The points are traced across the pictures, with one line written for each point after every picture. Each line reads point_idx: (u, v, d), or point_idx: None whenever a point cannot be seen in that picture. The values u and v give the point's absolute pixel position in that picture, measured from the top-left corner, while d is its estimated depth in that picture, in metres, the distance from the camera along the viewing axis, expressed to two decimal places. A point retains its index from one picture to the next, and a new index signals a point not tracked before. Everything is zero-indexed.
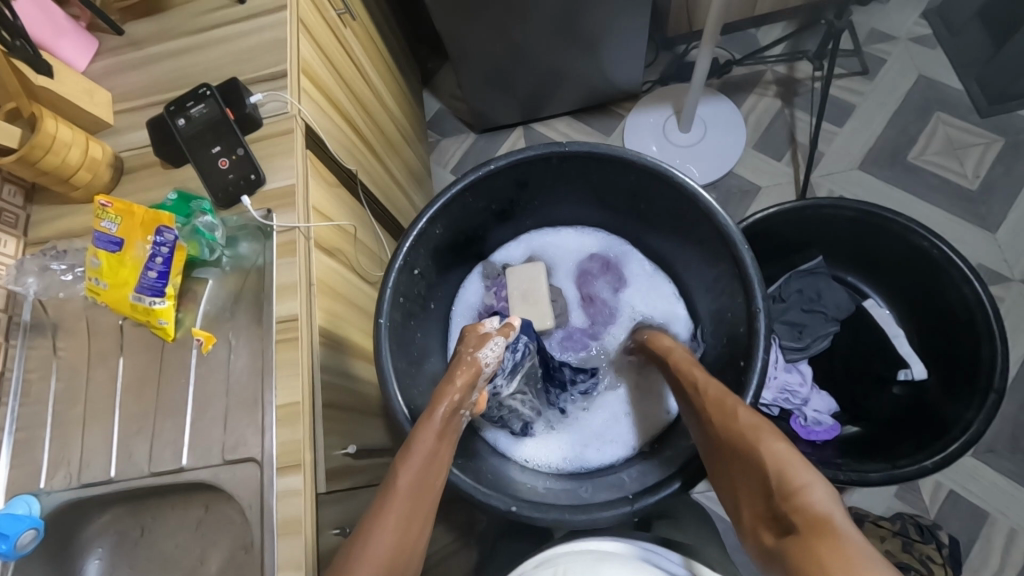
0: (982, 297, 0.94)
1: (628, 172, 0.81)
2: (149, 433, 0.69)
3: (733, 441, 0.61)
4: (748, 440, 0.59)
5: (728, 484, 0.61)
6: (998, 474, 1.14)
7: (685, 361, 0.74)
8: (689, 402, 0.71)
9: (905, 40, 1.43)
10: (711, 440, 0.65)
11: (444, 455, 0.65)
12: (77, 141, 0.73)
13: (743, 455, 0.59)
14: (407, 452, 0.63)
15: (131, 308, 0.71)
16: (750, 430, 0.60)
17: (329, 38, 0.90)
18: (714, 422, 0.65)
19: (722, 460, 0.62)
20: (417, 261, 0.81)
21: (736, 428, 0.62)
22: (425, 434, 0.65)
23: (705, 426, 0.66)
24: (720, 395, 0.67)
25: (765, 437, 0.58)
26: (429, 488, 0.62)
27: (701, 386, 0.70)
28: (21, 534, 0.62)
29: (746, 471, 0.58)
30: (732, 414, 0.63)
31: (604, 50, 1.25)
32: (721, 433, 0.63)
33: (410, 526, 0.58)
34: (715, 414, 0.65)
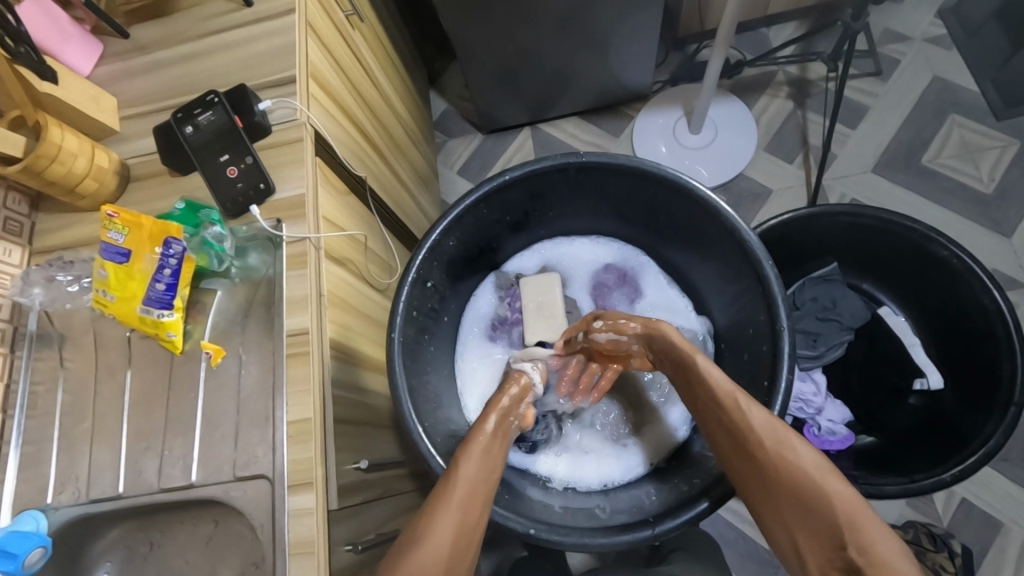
0: (1003, 308, 0.92)
1: (648, 185, 0.80)
2: (157, 450, 0.68)
3: (792, 483, 0.59)
4: (813, 488, 0.58)
5: (778, 519, 0.59)
6: (1014, 484, 1.12)
7: (699, 362, 0.69)
8: (715, 411, 0.67)
9: (920, 40, 1.40)
10: (754, 467, 0.62)
11: (490, 472, 0.64)
12: (82, 150, 0.72)
13: (806, 500, 0.58)
14: (463, 452, 0.65)
15: (138, 321, 0.70)
16: (811, 475, 0.58)
17: (338, 41, 0.88)
18: (761, 454, 0.62)
19: (773, 496, 0.60)
20: (430, 274, 0.79)
21: (791, 469, 0.59)
22: (476, 450, 0.66)
23: (745, 453, 0.63)
24: (759, 417, 0.64)
25: (830, 482, 0.57)
26: (482, 493, 0.62)
27: (736, 401, 0.65)
28: (29, 553, 0.61)
29: (811, 518, 0.57)
30: (791, 449, 0.60)
31: (616, 51, 1.23)
32: (771, 469, 0.60)
33: (463, 539, 0.58)
34: (762, 446, 0.62)
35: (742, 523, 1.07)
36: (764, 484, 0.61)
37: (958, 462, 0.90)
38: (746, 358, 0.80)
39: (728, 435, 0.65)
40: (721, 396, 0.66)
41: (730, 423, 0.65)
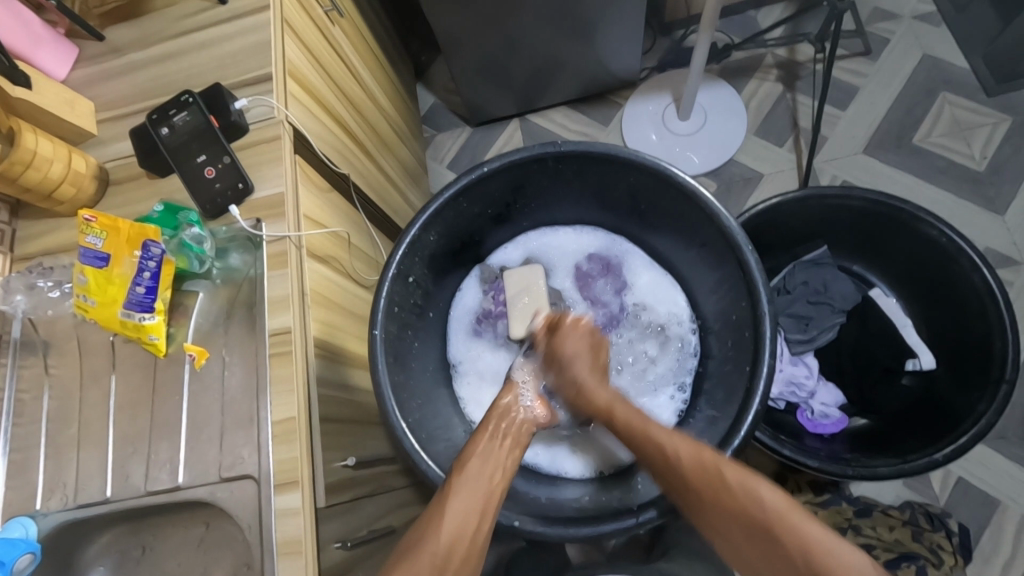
0: (992, 286, 0.92)
1: (627, 173, 0.79)
2: (144, 454, 0.68)
3: (738, 520, 0.57)
4: (756, 514, 0.56)
5: (737, 551, 0.58)
6: (1009, 462, 1.12)
7: (620, 416, 0.68)
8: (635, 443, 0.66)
9: (909, 17, 1.39)
10: (697, 505, 0.60)
11: (500, 472, 0.64)
12: (58, 156, 0.71)
13: (757, 528, 0.55)
14: (460, 469, 0.64)
15: (120, 325, 0.69)
16: (748, 501, 0.57)
17: (316, 36, 0.87)
18: (694, 486, 0.60)
19: (727, 532, 0.58)
20: (412, 269, 0.79)
21: (734, 499, 0.57)
22: (484, 453, 0.66)
23: (681, 487, 0.62)
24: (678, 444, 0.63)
25: (762, 495, 0.56)
26: (483, 503, 0.61)
27: (670, 453, 0.63)
28: (17, 559, 0.61)
29: (768, 549, 0.54)
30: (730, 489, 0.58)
31: (601, 38, 1.22)
32: (716, 508, 0.58)
33: (467, 532, 0.57)
34: (690, 478, 0.61)
35: None
36: (738, 541, 0.57)
37: (949, 442, 0.89)
38: (731, 343, 0.80)
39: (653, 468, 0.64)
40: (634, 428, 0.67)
41: (668, 467, 0.62)
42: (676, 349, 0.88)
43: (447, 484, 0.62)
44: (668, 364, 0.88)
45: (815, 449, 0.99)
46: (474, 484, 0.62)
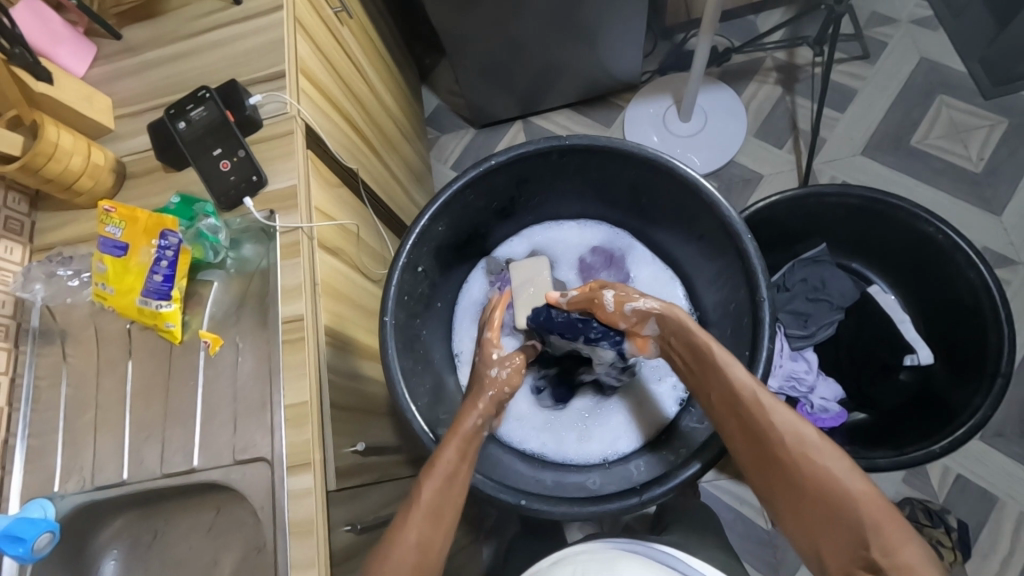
0: (987, 280, 0.94)
1: (629, 166, 0.81)
2: (159, 438, 0.70)
3: (808, 477, 0.58)
4: (842, 497, 0.56)
5: (792, 508, 0.60)
6: (1007, 458, 1.13)
7: (717, 351, 0.67)
8: (728, 400, 0.65)
9: (906, 22, 1.41)
10: (774, 472, 0.61)
11: (465, 475, 0.65)
12: (78, 149, 0.73)
13: (833, 505, 0.57)
14: (430, 467, 0.64)
15: (138, 313, 0.71)
16: (837, 484, 0.57)
17: (326, 36, 0.90)
18: (779, 450, 0.61)
19: (795, 500, 0.59)
20: (420, 259, 0.81)
21: (824, 477, 0.58)
22: (444, 472, 0.63)
23: (761, 453, 0.62)
24: (783, 410, 0.62)
25: (850, 480, 0.57)
26: (451, 515, 0.62)
27: (747, 390, 0.64)
28: (37, 537, 0.63)
29: (834, 522, 0.57)
30: (807, 448, 0.59)
31: (603, 41, 1.24)
32: (797, 481, 0.59)
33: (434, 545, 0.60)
34: (782, 440, 0.61)
35: (740, 505, 1.14)
36: (795, 497, 0.59)
37: (947, 434, 0.91)
38: (730, 334, 0.82)
39: (741, 427, 0.64)
40: (738, 385, 0.65)
41: (740, 411, 0.64)
42: None
43: (418, 485, 0.63)
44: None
45: None
46: (448, 495, 0.62)
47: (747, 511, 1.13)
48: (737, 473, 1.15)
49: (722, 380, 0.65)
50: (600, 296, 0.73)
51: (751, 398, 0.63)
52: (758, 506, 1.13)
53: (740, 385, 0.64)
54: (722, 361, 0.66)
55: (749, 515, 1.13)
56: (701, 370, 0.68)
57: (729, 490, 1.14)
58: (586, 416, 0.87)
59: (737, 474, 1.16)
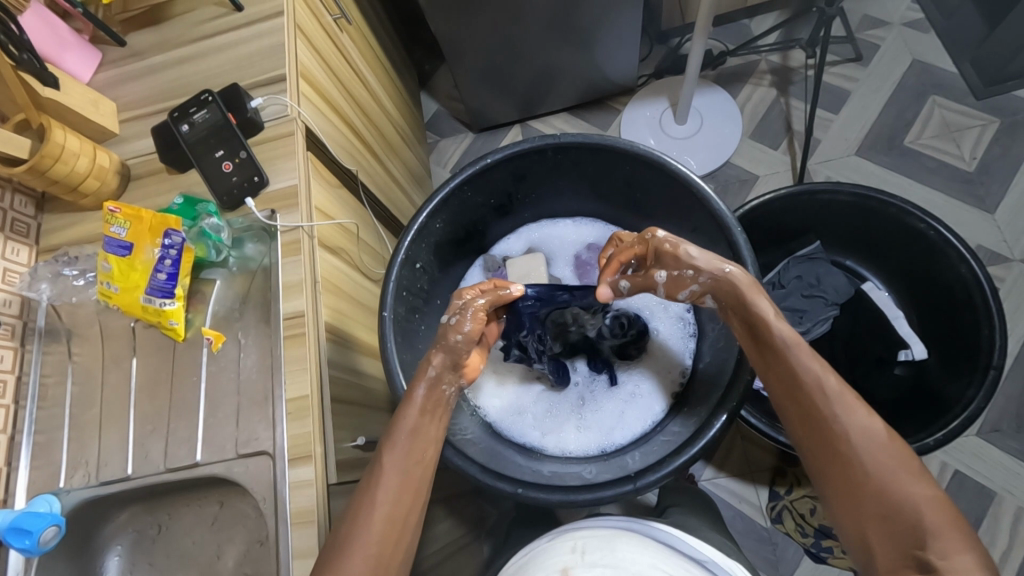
0: (979, 275, 0.95)
1: (622, 163, 0.83)
2: (163, 432, 0.71)
3: (868, 471, 0.60)
4: (901, 493, 0.58)
5: (847, 497, 0.61)
6: (1005, 454, 1.13)
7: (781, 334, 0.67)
8: (787, 385, 0.66)
9: (898, 24, 1.43)
10: (834, 460, 0.62)
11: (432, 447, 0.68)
12: (84, 151, 0.75)
13: (891, 502, 0.58)
14: (392, 431, 0.67)
15: (142, 310, 0.73)
16: (898, 480, 0.59)
17: (326, 41, 0.92)
18: (841, 441, 0.62)
19: (851, 491, 0.60)
20: (419, 255, 0.83)
21: (885, 475, 0.59)
22: (414, 432, 0.67)
23: (821, 439, 0.63)
24: (850, 403, 0.63)
25: (912, 481, 0.59)
26: (419, 480, 0.66)
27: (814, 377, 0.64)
28: (44, 530, 0.64)
29: (889, 517, 0.58)
30: (870, 445, 0.61)
31: (598, 45, 1.26)
32: (858, 472, 0.60)
33: (402, 505, 0.64)
34: (846, 434, 0.62)
35: (739, 503, 1.14)
36: (852, 488, 0.60)
37: (941, 427, 0.92)
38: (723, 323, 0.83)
39: (802, 414, 0.65)
40: (805, 368, 0.65)
41: (803, 398, 0.64)
42: (676, 326, 0.92)
43: (382, 457, 0.66)
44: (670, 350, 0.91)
45: None
46: (407, 467, 0.65)
47: (746, 508, 1.14)
48: (736, 471, 1.16)
49: (785, 364, 0.66)
50: (655, 280, 0.75)
51: (817, 387, 0.64)
52: (758, 503, 1.14)
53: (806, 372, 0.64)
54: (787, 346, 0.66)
55: (748, 512, 1.14)
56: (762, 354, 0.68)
57: (727, 488, 1.15)
58: (580, 406, 0.89)
59: (737, 471, 1.16)
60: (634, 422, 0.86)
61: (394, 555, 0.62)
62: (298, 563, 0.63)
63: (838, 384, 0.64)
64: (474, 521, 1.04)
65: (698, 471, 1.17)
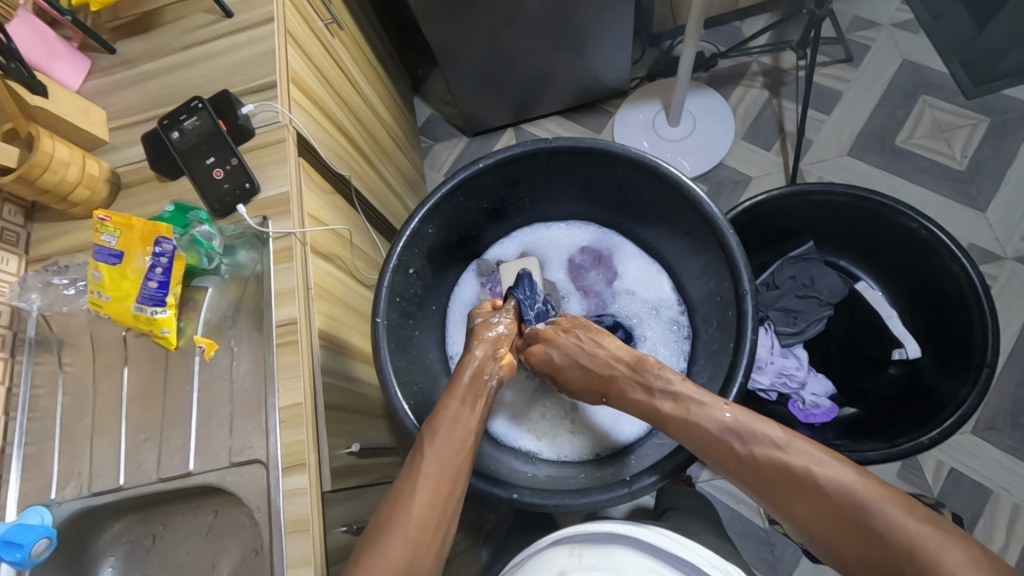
0: (971, 274, 0.96)
1: (614, 166, 0.83)
2: (155, 442, 0.71)
3: (821, 511, 0.58)
4: (859, 523, 0.56)
5: (823, 544, 0.58)
6: (1000, 452, 1.13)
7: (671, 417, 0.69)
8: (707, 454, 0.66)
9: (888, 25, 1.44)
10: (789, 513, 0.61)
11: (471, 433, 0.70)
12: (74, 159, 0.75)
13: (857, 533, 0.56)
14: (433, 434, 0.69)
15: (133, 319, 0.73)
16: (849, 509, 0.56)
17: (317, 47, 0.92)
18: (780, 493, 0.61)
19: (819, 537, 0.58)
20: (412, 261, 0.82)
21: (835, 504, 0.57)
22: (454, 419, 0.70)
23: (769, 496, 0.62)
24: (770, 449, 0.63)
25: (863, 504, 0.56)
26: (456, 467, 0.67)
27: (726, 444, 0.65)
28: (35, 543, 0.64)
29: (864, 548, 0.55)
30: (808, 480, 0.59)
31: (590, 48, 1.27)
32: (813, 515, 0.59)
33: (442, 490, 0.65)
34: (780, 482, 0.61)
35: (736, 504, 1.14)
36: (818, 534, 0.58)
37: (936, 425, 0.92)
38: (716, 325, 0.83)
39: (737, 476, 0.65)
40: (717, 427, 0.66)
41: (729, 462, 0.65)
42: (669, 330, 0.92)
43: (420, 451, 0.67)
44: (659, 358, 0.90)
45: None
46: (442, 454, 0.67)
47: (744, 509, 1.14)
48: None
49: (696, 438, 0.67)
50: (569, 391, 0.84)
51: (729, 446, 0.65)
52: (756, 504, 1.14)
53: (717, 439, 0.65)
54: (685, 422, 0.68)
55: (746, 513, 1.14)
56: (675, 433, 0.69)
57: (725, 489, 1.15)
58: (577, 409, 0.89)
59: None
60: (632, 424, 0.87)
61: (433, 540, 0.62)
62: (293, 572, 0.62)
63: (752, 438, 0.64)
64: (472, 526, 1.04)
65: (696, 473, 1.17)
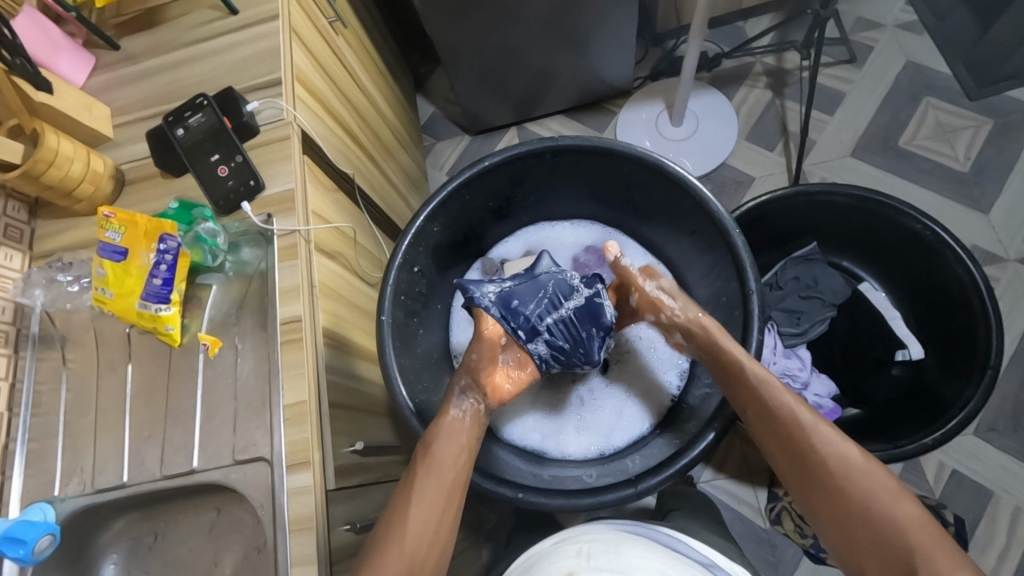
0: (976, 275, 0.96)
1: (620, 165, 0.83)
2: (159, 439, 0.70)
3: (853, 496, 0.61)
4: (886, 518, 0.59)
5: (838, 526, 0.62)
6: (1002, 453, 1.13)
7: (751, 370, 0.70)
8: (767, 418, 0.68)
9: (891, 26, 1.44)
10: (819, 489, 0.64)
11: (467, 447, 0.71)
12: (78, 155, 0.74)
13: (880, 527, 0.59)
14: (428, 449, 0.69)
15: (137, 316, 0.72)
16: (881, 506, 0.60)
17: (322, 45, 0.91)
18: (823, 471, 0.64)
19: (843, 520, 0.62)
20: (417, 259, 0.82)
21: (867, 495, 0.61)
22: (450, 431, 0.71)
23: (806, 471, 0.65)
24: (824, 431, 0.66)
25: (895, 504, 0.60)
26: (452, 483, 0.68)
27: (790, 411, 0.67)
28: (38, 539, 0.64)
29: (881, 542, 0.59)
30: (850, 467, 0.63)
31: (594, 46, 1.26)
32: (845, 498, 0.62)
33: (440, 503, 0.67)
34: (825, 463, 0.64)
35: (737, 504, 1.14)
36: (842, 516, 0.62)
37: (939, 427, 0.92)
38: (722, 325, 0.83)
39: (782, 447, 0.67)
40: (777, 405, 0.68)
41: (781, 431, 0.67)
42: None
43: (418, 467, 0.68)
44: (658, 355, 0.90)
45: None
46: (439, 469, 0.68)
47: (745, 510, 1.14)
48: (735, 472, 1.16)
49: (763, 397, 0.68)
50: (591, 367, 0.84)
51: (792, 415, 0.67)
52: (757, 504, 1.14)
53: (783, 404, 0.68)
54: (757, 382, 0.69)
55: (747, 514, 1.13)
56: (737, 392, 0.71)
57: (726, 489, 1.15)
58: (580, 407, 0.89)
59: (736, 473, 1.16)
60: (636, 420, 0.87)
61: (432, 551, 0.65)
62: (297, 571, 0.62)
63: (811, 414, 0.67)
64: (473, 525, 1.04)
65: (697, 473, 1.17)
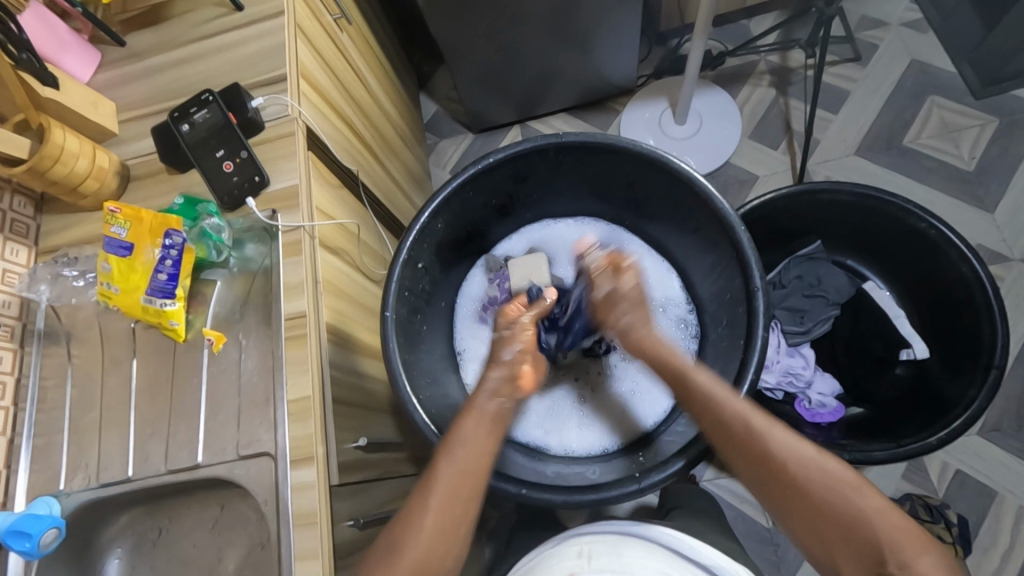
0: (980, 274, 0.95)
1: (624, 162, 0.83)
2: (163, 434, 0.71)
3: (817, 497, 0.59)
4: (853, 514, 0.58)
5: (809, 527, 0.60)
6: (1006, 453, 1.13)
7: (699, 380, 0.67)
8: (723, 426, 0.64)
9: (897, 25, 1.43)
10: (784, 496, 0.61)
11: (489, 446, 0.66)
12: (84, 151, 0.75)
13: (849, 524, 0.58)
14: (449, 449, 0.65)
15: (142, 311, 0.73)
16: (846, 502, 0.58)
17: (326, 42, 0.92)
18: (785, 476, 0.61)
19: (811, 522, 0.60)
20: (421, 255, 0.82)
21: (832, 492, 0.59)
22: (472, 435, 0.65)
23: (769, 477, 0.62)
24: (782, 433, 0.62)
25: (860, 498, 0.58)
26: (474, 489, 0.63)
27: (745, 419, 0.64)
28: (43, 533, 0.64)
29: (852, 539, 0.58)
30: (812, 468, 0.60)
31: (598, 42, 1.25)
32: (811, 500, 0.59)
33: (460, 499, 0.62)
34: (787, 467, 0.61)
35: (740, 503, 1.14)
36: (811, 518, 0.59)
37: (944, 426, 0.92)
38: (726, 323, 0.83)
39: (742, 454, 0.63)
40: (729, 414, 0.64)
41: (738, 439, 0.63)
42: (676, 328, 0.92)
43: (435, 468, 0.64)
44: None
45: (812, 436, 1.02)
46: (458, 472, 0.64)
47: (748, 509, 1.14)
48: None
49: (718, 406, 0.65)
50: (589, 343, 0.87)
51: (748, 420, 0.63)
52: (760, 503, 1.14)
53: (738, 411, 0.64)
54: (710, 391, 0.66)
55: (750, 513, 1.13)
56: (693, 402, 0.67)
57: (729, 488, 1.15)
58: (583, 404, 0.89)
59: None
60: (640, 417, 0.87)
61: (449, 547, 0.61)
62: (300, 565, 0.62)
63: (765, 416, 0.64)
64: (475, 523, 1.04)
65: (700, 472, 1.17)
